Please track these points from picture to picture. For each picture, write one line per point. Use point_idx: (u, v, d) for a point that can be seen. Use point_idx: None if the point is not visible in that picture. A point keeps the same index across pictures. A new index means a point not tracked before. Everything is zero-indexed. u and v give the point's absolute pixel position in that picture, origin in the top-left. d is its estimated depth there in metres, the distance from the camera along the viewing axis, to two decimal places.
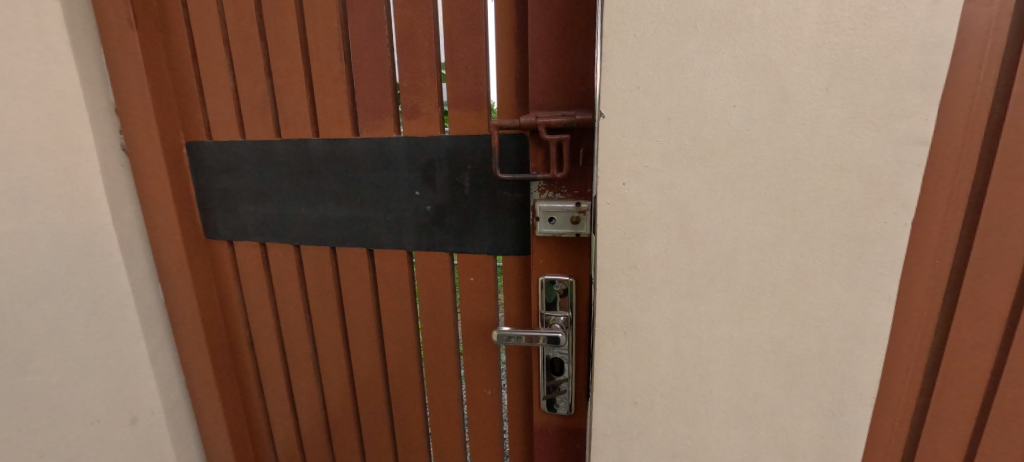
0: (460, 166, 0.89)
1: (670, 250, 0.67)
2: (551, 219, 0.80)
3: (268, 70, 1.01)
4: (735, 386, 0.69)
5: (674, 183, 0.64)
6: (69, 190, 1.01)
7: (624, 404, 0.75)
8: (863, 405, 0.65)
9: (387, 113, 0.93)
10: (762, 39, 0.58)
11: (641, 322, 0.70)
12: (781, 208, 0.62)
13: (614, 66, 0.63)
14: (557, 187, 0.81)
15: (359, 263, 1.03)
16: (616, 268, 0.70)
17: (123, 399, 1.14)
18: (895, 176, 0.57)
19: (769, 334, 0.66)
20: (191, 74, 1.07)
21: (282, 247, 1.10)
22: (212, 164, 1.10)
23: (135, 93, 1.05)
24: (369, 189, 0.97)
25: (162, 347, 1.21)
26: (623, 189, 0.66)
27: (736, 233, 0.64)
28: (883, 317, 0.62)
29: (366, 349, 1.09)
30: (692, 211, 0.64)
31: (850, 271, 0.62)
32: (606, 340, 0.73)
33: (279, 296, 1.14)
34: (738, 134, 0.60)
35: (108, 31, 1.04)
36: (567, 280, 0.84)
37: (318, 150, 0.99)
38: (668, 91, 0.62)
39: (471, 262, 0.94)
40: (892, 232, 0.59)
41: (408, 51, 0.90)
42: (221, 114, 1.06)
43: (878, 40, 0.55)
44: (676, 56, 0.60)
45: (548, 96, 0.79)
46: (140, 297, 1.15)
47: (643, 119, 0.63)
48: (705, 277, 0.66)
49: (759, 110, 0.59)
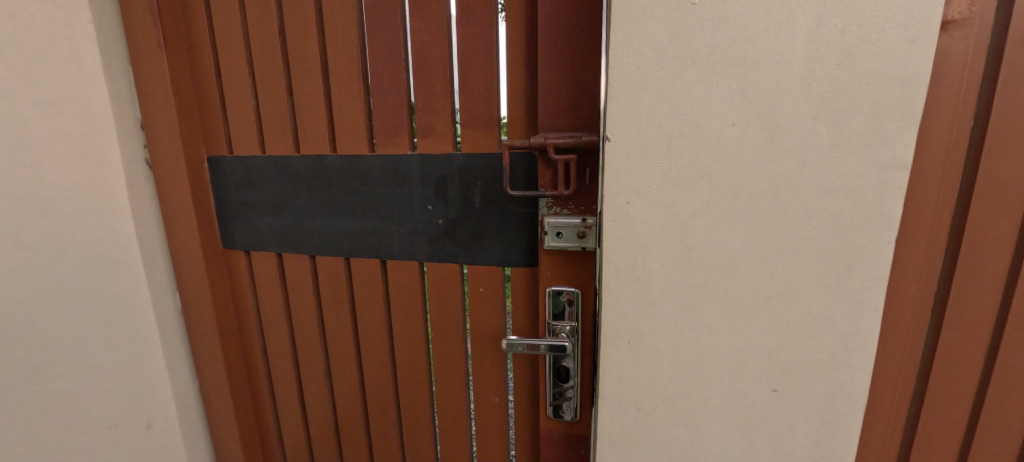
0: (472, 181, 0.94)
1: (672, 264, 0.70)
2: (559, 233, 0.85)
3: (289, 89, 1.06)
4: (734, 394, 0.73)
5: (675, 202, 0.68)
6: (97, 203, 1.06)
7: (628, 411, 0.78)
8: (855, 412, 0.69)
9: (403, 131, 0.99)
10: (755, 72, 0.63)
11: (644, 332, 0.74)
12: (774, 226, 0.66)
13: (619, 93, 0.67)
14: (564, 203, 0.86)
15: (372, 274, 1.08)
16: (620, 281, 0.73)
17: (140, 404, 1.17)
18: (879, 197, 0.62)
19: (767, 343, 0.70)
20: (214, 92, 1.12)
21: (296, 257, 1.14)
22: (232, 178, 1.15)
23: (161, 110, 1.10)
24: (383, 203, 1.01)
25: (177, 353, 1.24)
26: (627, 207, 0.70)
27: (734, 250, 0.68)
28: (871, 326, 0.66)
29: (376, 354, 1.13)
30: (691, 227, 0.68)
31: (840, 284, 0.66)
32: (610, 349, 0.76)
33: (293, 305, 1.18)
34: (735, 157, 0.65)
35: (137, 51, 1.09)
36: (573, 291, 0.88)
37: (335, 165, 1.04)
38: (669, 117, 0.66)
39: (480, 272, 0.99)
40: (878, 248, 0.64)
41: (423, 74, 0.95)
42: (243, 130, 1.11)
43: (860, 74, 0.60)
44: (677, 86, 0.65)
45: (556, 119, 0.84)
46: (158, 304, 1.19)
47: (646, 143, 0.68)
48: (704, 290, 0.70)
49: (753, 136, 0.64)
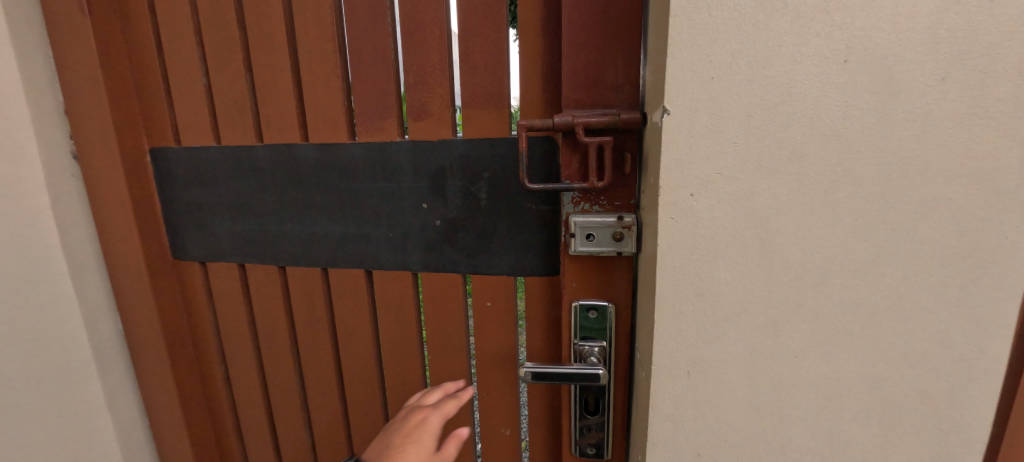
0: (476, 173, 0.77)
1: (746, 275, 0.54)
2: (589, 236, 0.68)
3: (248, 64, 0.87)
4: (821, 433, 0.58)
5: (753, 193, 0.52)
6: (9, 207, 0.85)
7: (685, 457, 0.62)
8: (973, 453, 0.55)
9: (390, 114, 0.81)
10: (867, 20, 0.47)
11: (708, 360, 0.58)
12: (882, 222, 0.51)
13: (684, 51, 0.50)
14: (594, 198, 0.69)
15: (355, 287, 0.90)
16: (680, 296, 0.57)
17: (74, 450, 0.97)
18: (1021, 183, 0.48)
19: (864, 370, 0.55)
20: (155, 69, 0.92)
21: (263, 269, 0.95)
22: (180, 175, 0.95)
23: (89, 92, 0.90)
24: (367, 202, 0.84)
25: (121, 386, 1.04)
26: (691, 201, 0.53)
27: (827, 254, 0.53)
28: (999, 348, 0.52)
29: (362, 381, 0.95)
30: (775, 226, 0.52)
31: (960, 295, 0.52)
32: (664, 381, 0.60)
33: (260, 327, 0.99)
34: (835, 133, 0.49)
35: (57, 17, 0.88)
36: (604, 305, 0.73)
37: (307, 156, 0.85)
38: (749, 83, 0.49)
39: (487, 284, 0.82)
40: (1015, 249, 0.50)
41: (415, 41, 0.77)
42: (192, 116, 0.91)
43: (1006, 20, 0.45)
44: (760, 40, 0.49)
45: (584, 93, 0.67)
46: (94, 329, 0.98)
47: (718, 117, 0.51)
48: (786, 306, 0.55)
49: (861, 105, 0.48)
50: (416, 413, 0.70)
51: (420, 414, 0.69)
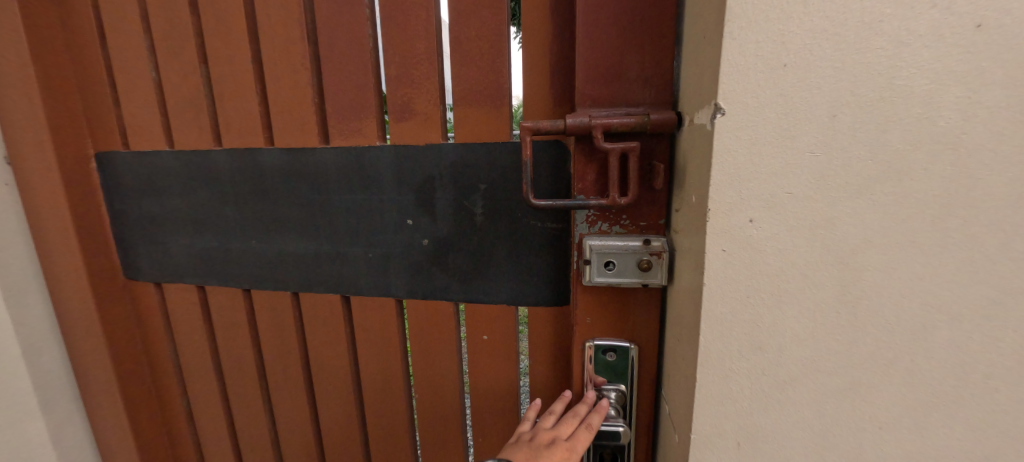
0: (470, 184, 0.64)
1: (819, 325, 0.42)
2: (608, 263, 0.55)
3: (204, 55, 0.74)
4: None
5: (834, 220, 0.39)
6: None
7: None
8: None
9: (368, 112, 0.68)
10: None
11: (765, 429, 0.45)
12: (1011, 258, 0.38)
13: (745, 29, 0.37)
14: (613, 217, 0.57)
15: (330, 315, 0.77)
16: (730, 349, 0.44)
17: None
18: None
19: (972, 449, 0.42)
20: (99, 60, 0.79)
21: (225, 292, 0.82)
22: (131, 183, 0.82)
23: (21, 87, 0.77)
24: (342, 216, 0.71)
25: (70, 424, 0.91)
26: (749, 229, 0.41)
27: (930, 300, 0.40)
28: None
29: (339, 421, 0.83)
30: (861, 263, 0.39)
31: None
32: (707, 454, 0.47)
33: (224, 357, 0.86)
34: (951, 140, 0.36)
35: None
36: (624, 346, 0.60)
37: (272, 162, 0.73)
38: (833, 72, 0.37)
39: (483, 314, 0.69)
40: None
41: (397, 26, 0.64)
42: (141, 115, 0.79)
43: None
44: (852, 13, 0.36)
45: (603, 87, 0.54)
46: (35, 361, 0.86)
47: (789, 118, 0.38)
48: (871, 365, 0.42)
49: (990, 102, 0.35)
50: (556, 443, 0.53)
51: (565, 451, 0.52)
